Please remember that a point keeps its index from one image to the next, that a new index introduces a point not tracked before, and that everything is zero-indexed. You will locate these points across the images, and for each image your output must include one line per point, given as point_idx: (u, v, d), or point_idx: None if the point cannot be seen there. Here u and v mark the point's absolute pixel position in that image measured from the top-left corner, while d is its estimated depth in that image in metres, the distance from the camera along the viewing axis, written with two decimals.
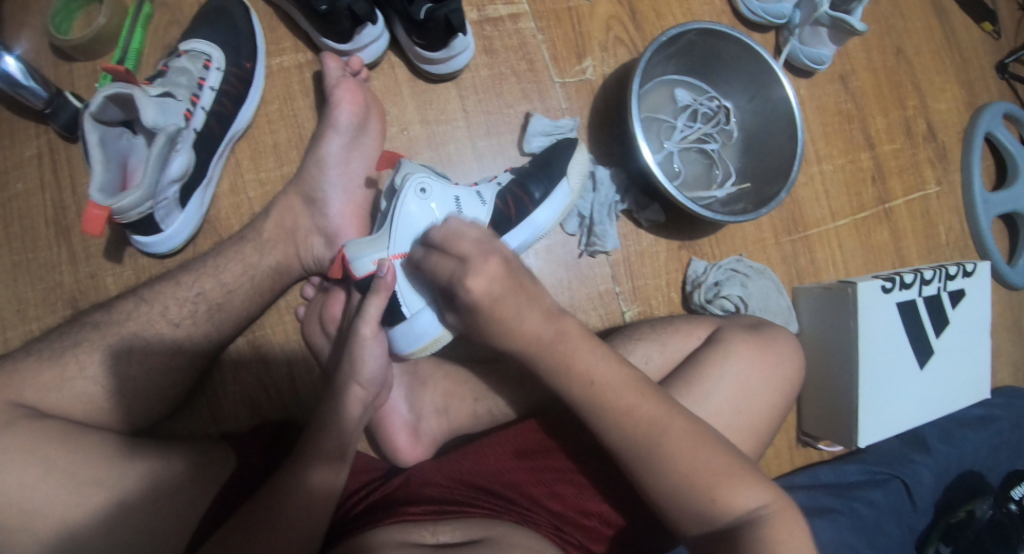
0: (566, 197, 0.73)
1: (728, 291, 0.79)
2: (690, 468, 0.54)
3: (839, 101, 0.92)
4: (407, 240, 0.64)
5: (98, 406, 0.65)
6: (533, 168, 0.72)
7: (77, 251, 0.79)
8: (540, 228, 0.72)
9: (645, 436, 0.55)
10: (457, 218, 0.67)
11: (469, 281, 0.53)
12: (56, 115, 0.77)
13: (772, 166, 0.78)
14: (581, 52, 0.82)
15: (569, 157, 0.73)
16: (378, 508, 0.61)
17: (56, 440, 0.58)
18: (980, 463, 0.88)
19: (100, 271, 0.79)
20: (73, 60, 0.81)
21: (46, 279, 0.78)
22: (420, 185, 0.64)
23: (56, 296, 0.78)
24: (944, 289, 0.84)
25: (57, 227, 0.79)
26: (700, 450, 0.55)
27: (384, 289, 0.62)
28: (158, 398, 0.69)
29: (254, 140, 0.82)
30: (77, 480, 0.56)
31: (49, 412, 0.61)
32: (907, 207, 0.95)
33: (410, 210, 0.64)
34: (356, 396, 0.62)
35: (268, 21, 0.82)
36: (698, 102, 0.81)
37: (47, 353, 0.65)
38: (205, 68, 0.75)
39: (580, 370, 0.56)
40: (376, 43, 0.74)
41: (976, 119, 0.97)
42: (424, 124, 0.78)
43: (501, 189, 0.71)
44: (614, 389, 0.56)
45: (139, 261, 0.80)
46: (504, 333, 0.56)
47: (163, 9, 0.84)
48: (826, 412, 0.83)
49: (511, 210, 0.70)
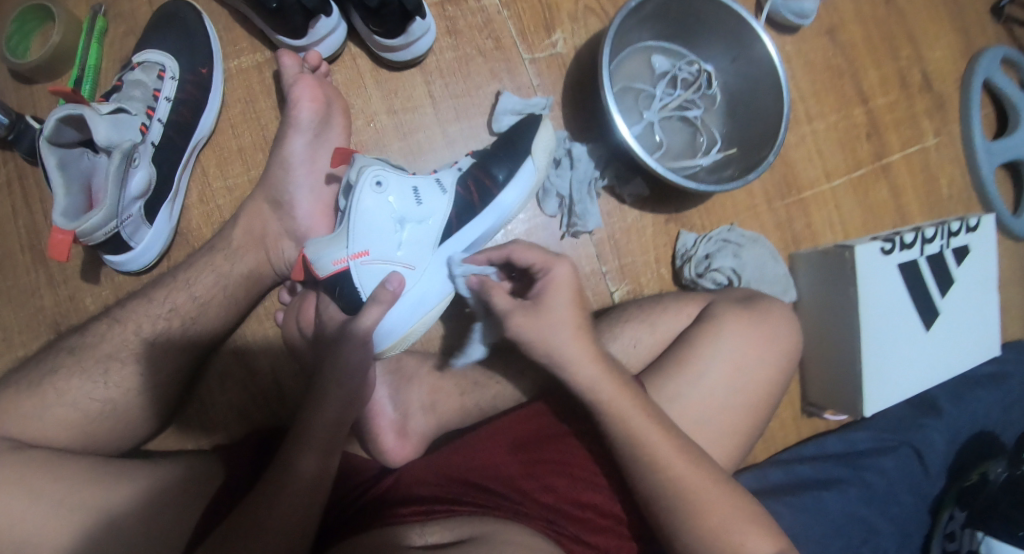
0: (534, 175, 0.70)
1: (719, 263, 0.76)
2: (712, 509, 0.55)
3: (827, 56, 0.88)
4: (368, 238, 0.62)
5: (83, 430, 0.63)
6: (495, 149, 0.70)
7: (54, 274, 0.77)
8: (506, 211, 0.70)
9: (662, 448, 0.55)
10: (417, 210, 0.64)
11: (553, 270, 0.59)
12: (19, 141, 0.73)
13: (759, 131, 0.74)
14: (550, 25, 0.78)
15: (533, 135, 0.69)
16: (366, 512, 0.59)
17: (44, 470, 0.57)
18: (993, 422, 0.85)
19: (78, 292, 0.77)
20: (34, 83, 0.79)
21: (26, 305, 0.76)
22: (375, 178, 0.61)
23: (38, 322, 0.76)
24: (947, 247, 0.81)
25: (33, 252, 0.77)
26: (720, 491, 0.56)
27: (388, 301, 0.61)
28: (142, 416, 0.67)
29: (220, 145, 0.79)
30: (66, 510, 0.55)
31: (33, 442, 0.60)
32: (905, 162, 0.91)
33: (366, 206, 0.61)
34: (334, 397, 0.58)
35: (223, 21, 0.79)
36: (677, 68, 0.77)
37: (26, 383, 0.64)
38: (160, 78, 0.73)
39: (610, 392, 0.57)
40: (333, 35, 0.71)
41: (974, 64, 0.93)
42: (391, 113, 0.75)
43: (462, 174, 0.69)
44: (641, 417, 0.56)
45: (116, 279, 0.78)
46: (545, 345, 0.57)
47: (118, 19, 0.80)
48: (830, 380, 0.80)
49: (474, 196, 0.68)
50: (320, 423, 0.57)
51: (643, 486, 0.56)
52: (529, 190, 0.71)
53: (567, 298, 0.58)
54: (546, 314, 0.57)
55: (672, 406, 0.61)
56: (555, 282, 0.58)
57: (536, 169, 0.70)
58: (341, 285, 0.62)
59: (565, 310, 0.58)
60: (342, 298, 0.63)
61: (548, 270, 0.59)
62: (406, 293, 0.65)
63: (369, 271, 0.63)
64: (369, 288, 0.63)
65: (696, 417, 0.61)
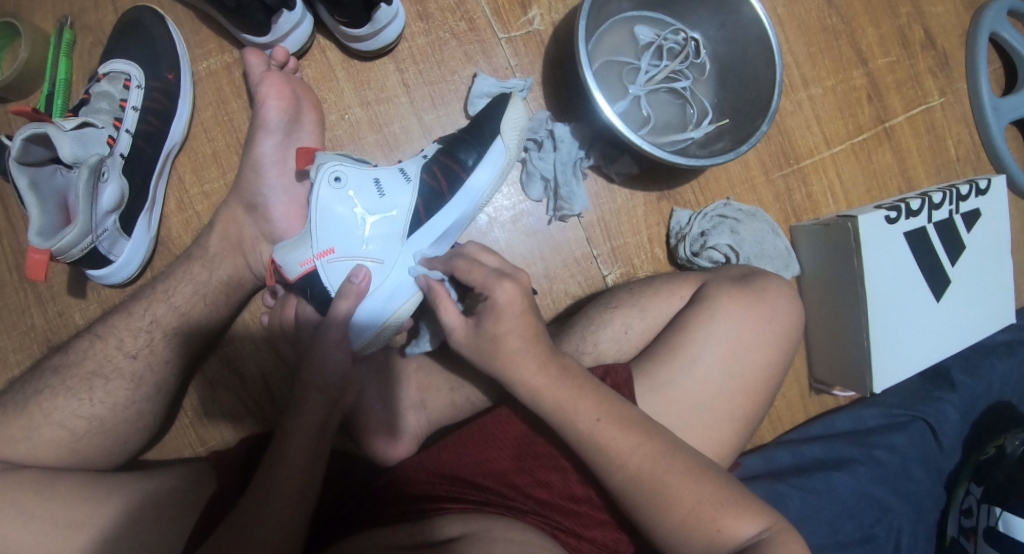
0: (503, 156, 0.67)
1: (715, 241, 0.73)
2: (691, 500, 0.51)
3: (822, 18, 0.84)
4: (331, 235, 0.60)
5: (72, 449, 0.62)
6: (462, 134, 0.67)
7: (42, 292, 0.75)
8: (478, 196, 0.67)
9: (639, 443, 0.52)
10: (381, 202, 0.61)
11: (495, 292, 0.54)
12: None
13: (751, 100, 0.71)
14: (526, 1, 0.75)
15: (501, 116, 0.67)
16: (356, 512, 0.58)
17: (35, 490, 0.56)
18: (1011, 391, 0.82)
19: (67, 308, 0.76)
20: (7, 102, 0.77)
21: (15, 325, 0.75)
22: (333, 174, 0.59)
23: (28, 340, 0.75)
24: (957, 212, 0.77)
25: (19, 272, 0.75)
26: (700, 482, 0.52)
27: (354, 296, 0.59)
28: (133, 432, 0.66)
29: (195, 150, 0.76)
30: (59, 526, 0.55)
31: (24, 463, 0.60)
32: (909, 124, 0.86)
33: (326, 203, 0.59)
34: (315, 401, 0.56)
35: (188, 22, 0.76)
36: (662, 38, 0.73)
37: (12, 406, 0.63)
38: (126, 88, 0.71)
39: (574, 397, 0.53)
40: (297, 31, 0.68)
41: (978, 17, 0.88)
42: (365, 106, 0.72)
43: (428, 161, 0.65)
44: (609, 416, 0.53)
45: (101, 293, 0.76)
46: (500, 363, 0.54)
47: (85, 31, 0.78)
48: (837, 357, 0.77)
49: (442, 184, 0.65)
50: (300, 426, 0.55)
51: (621, 488, 0.52)
52: (501, 172, 0.67)
53: (517, 322, 0.54)
54: (490, 339, 0.54)
55: (666, 393, 0.58)
56: (500, 307, 0.54)
57: (506, 149, 0.67)
58: (311, 286, 0.61)
59: (513, 335, 0.54)
60: (314, 298, 0.61)
61: (488, 293, 0.54)
62: (375, 288, 0.62)
63: (336, 268, 0.60)
64: (337, 286, 0.61)
65: (692, 403, 0.58)
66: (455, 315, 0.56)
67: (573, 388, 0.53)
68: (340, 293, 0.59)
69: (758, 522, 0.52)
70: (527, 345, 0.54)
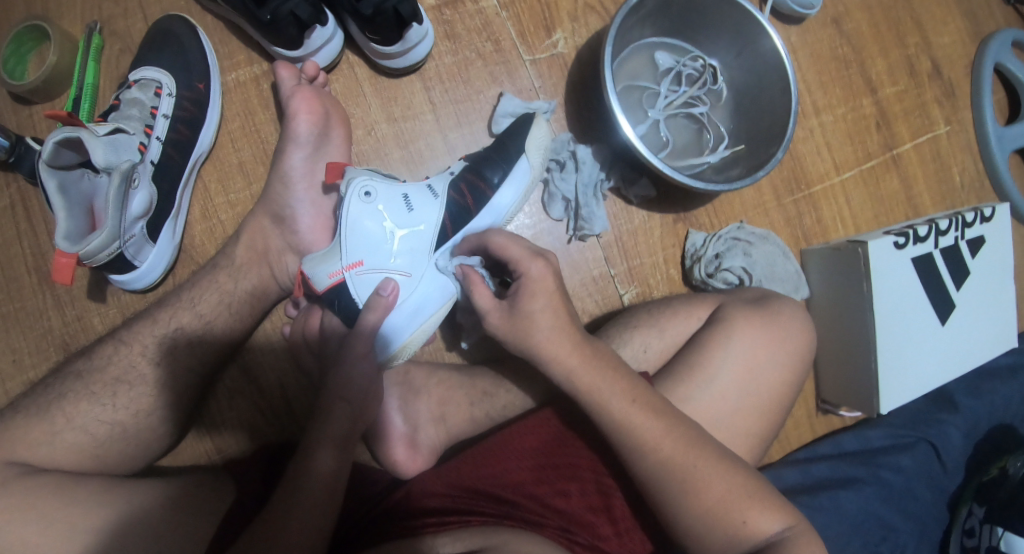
0: (527, 174, 0.69)
1: (729, 263, 0.75)
2: (719, 487, 0.53)
3: (834, 46, 0.86)
4: (360, 249, 0.62)
5: (92, 454, 0.63)
6: (488, 152, 0.68)
7: (61, 296, 0.76)
8: (503, 212, 0.69)
9: (665, 438, 0.54)
10: (409, 216, 0.63)
11: (533, 262, 0.56)
12: (19, 164, 0.72)
13: (767, 126, 0.73)
14: (550, 25, 0.77)
15: (525, 135, 0.69)
16: (378, 523, 0.59)
17: (54, 494, 0.56)
18: (1012, 414, 0.84)
19: (86, 313, 0.76)
20: (32, 104, 0.78)
21: (35, 327, 0.76)
22: (364, 189, 0.61)
23: (48, 342, 0.76)
24: (962, 238, 0.79)
25: (39, 274, 0.76)
26: (727, 473, 0.54)
27: (383, 308, 0.61)
28: (150, 437, 0.66)
29: (221, 160, 0.78)
30: (76, 531, 0.54)
31: (42, 466, 0.59)
32: (916, 151, 0.89)
33: (356, 217, 0.61)
34: (341, 413, 0.58)
35: (218, 34, 0.78)
36: (681, 64, 0.75)
37: (34, 409, 0.63)
38: (157, 95, 0.72)
39: (612, 383, 0.55)
40: (329, 45, 0.70)
41: (984, 49, 0.91)
42: (391, 122, 0.74)
43: (455, 178, 0.67)
44: (642, 405, 0.54)
45: (121, 298, 0.77)
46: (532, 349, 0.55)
47: (113, 37, 0.79)
48: (845, 379, 0.79)
49: (468, 200, 0.67)
50: (325, 437, 0.57)
51: (650, 480, 0.54)
52: (525, 189, 0.69)
53: (549, 298, 0.55)
54: (526, 316, 0.55)
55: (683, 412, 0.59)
56: (534, 282, 0.55)
57: (530, 168, 0.69)
58: (339, 298, 0.62)
59: (547, 311, 0.55)
60: (341, 310, 0.63)
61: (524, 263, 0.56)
62: (402, 301, 0.64)
63: (365, 281, 0.62)
64: (365, 298, 0.63)
65: (709, 423, 0.60)
66: (488, 298, 0.58)
67: (609, 375, 0.55)
68: (369, 305, 0.61)
69: (784, 520, 0.54)
70: (558, 328, 0.55)
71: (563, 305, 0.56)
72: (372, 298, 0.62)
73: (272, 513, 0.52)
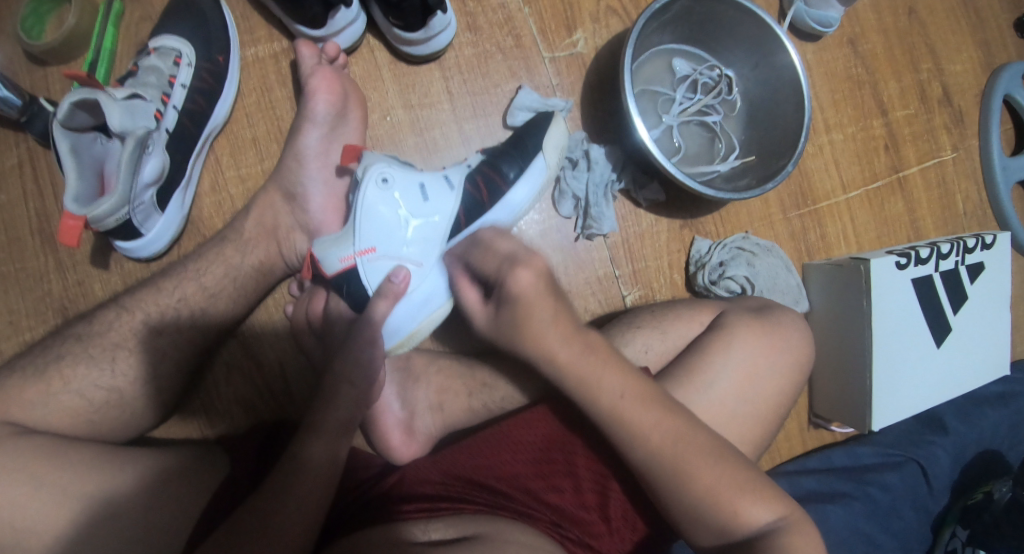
0: (544, 172, 0.69)
1: (732, 271, 0.75)
2: (709, 481, 0.53)
3: (849, 66, 0.87)
4: (374, 235, 0.62)
5: (87, 419, 0.63)
6: (506, 148, 0.69)
7: (63, 260, 0.76)
8: (517, 208, 0.69)
9: (664, 425, 0.55)
10: (424, 206, 0.64)
11: (515, 274, 0.52)
12: (31, 123, 0.73)
13: (778, 139, 0.74)
14: (571, 24, 0.78)
15: (544, 133, 0.69)
16: (371, 503, 0.59)
17: (45, 458, 0.55)
18: (1000, 441, 0.85)
19: (87, 278, 0.76)
20: (47, 65, 0.78)
21: (34, 289, 0.76)
22: (381, 175, 0.61)
23: (46, 306, 0.76)
24: (962, 263, 0.80)
25: (42, 237, 0.76)
26: (718, 464, 0.54)
27: (392, 296, 0.61)
28: (146, 407, 0.66)
29: (235, 134, 0.78)
30: (66, 495, 0.54)
31: (34, 428, 0.59)
32: (922, 176, 0.90)
33: (371, 203, 0.61)
34: (348, 396, 0.58)
35: (241, 8, 0.78)
36: (698, 72, 0.76)
37: (31, 370, 0.63)
38: (176, 64, 0.72)
39: (620, 381, 0.55)
40: (352, 27, 0.70)
41: (995, 79, 0.92)
42: (408, 108, 0.75)
43: (472, 171, 0.68)
44: (650, 400, 0.55)
45: (125, 267, 0.77)
46: (528, 343, 0.55)
47: (133, 4, 0.79)
48: (838, 395, 0.79)
49: (482, 193, 0.67)
50: (324, 424, 0.57)
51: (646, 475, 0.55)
52: (540, 187, 0.70)
53: (534, 307, 0.53)
54: (509, 322, 0.54)
55: None
56: (515, 295, 0.53)
57: (546, 166, 0.69)
58: (348, 282, 0.63)
59: (538, 318, 0.54)
60: (349, 295, 0.63)
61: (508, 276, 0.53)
62: (413, 290, 0.64)
63: (377, 268, 0.63)
64: (375, 284, 0.63)
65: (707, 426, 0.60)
66: (476, 300, 0.58)
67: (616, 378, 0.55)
68: (380, 292, 0.61)
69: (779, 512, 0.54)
70: (558, 321, 0.54)
71: (552, 306, 0.54)
72: (383, 287, 0.62)
73: (267, 490, 0.53)
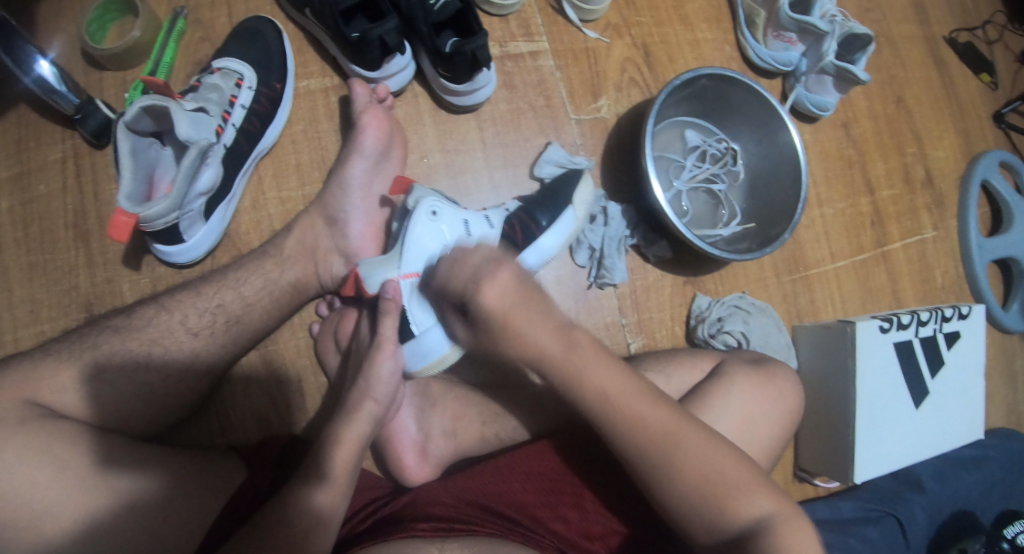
0: (572, 224, 0.76)
1: (730, 326, 0.81)
2: (707, 478, 0.56)
3: (841, 147, 0.96)
4: (418, 260, 0.68)
5: (114, 411, 0.64)
6: (540, 198, 0.76)
7: (95, 255, 0.79)
8: (546, 253, 0.75)
9: (662, 444, 0.57)
10: (466, 241, 0.70)
11: (482, 292, 0.55)
12: (84, 121, 0.78)
13: (777, 207, 0.81)
14: (597, 91, 0.86)
15: (574, 188, 0.77)
16: (386, 522, 0.62)
17: (70, 442, 0.56)
18: (973, 503, 0.90)
19: (116, 277, 0.79)
20: (103, 69, 0.83)
21: (62, 282, 0.78)
22: (431, 208, 0.68)
23: (71, 299, 0.78)
24: (940, 331, 0.87)
25: (76, 230, 0.80)
26: (710, 454, 0.57)
27: (393, 309, 0.64)
28: (173, 404, 0.69)
29: (279, 158, 0.85)
30: (90, 483, 0.55)
31: (60, 411, 0.60)
32: (904, 251, 0.98)
33: (418, 232, 0.67)
34: (369, 411, 0.62)
35: (299, 45, 0.87)
36: (707, 143, 0.84)
37: (66, 353, 0.63)
38: (237, 86, 0.79)
39: (626, 419, 0.58)
40: (402, 73, 0.78)
41: (973, 166, 1.01)
42: (444, 152, 0.82)
43: (509, 215, 0.74)
44: (657, 436, 0.57)
45: (156, 270, 0.80)
46: (514, 346, 0.57)
47: (195, 25, 0.86)
48: (822, 448, 0.84)
49: (517, 235, 0.73)
50: (343, 436, 0.61)
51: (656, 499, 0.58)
52: (568, 236, 0.76)
53: (509, 322, 0.56)
54: (491, 342, 0.59)
55: None
56: (487, 315, 0.55)
57: (575, 218, 0.76)
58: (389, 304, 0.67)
59: (524, 324, 0.56)
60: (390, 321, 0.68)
61: (478, 291, 0.55)
62: None
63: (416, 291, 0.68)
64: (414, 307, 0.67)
65: None
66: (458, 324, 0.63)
67: (634, 398, 0.58)
68: (381, 311, 0.64)
69: None
70: (541, 327, 0.57)
71: (530, 310, 0.56)
72: (379, 302, 0.64)
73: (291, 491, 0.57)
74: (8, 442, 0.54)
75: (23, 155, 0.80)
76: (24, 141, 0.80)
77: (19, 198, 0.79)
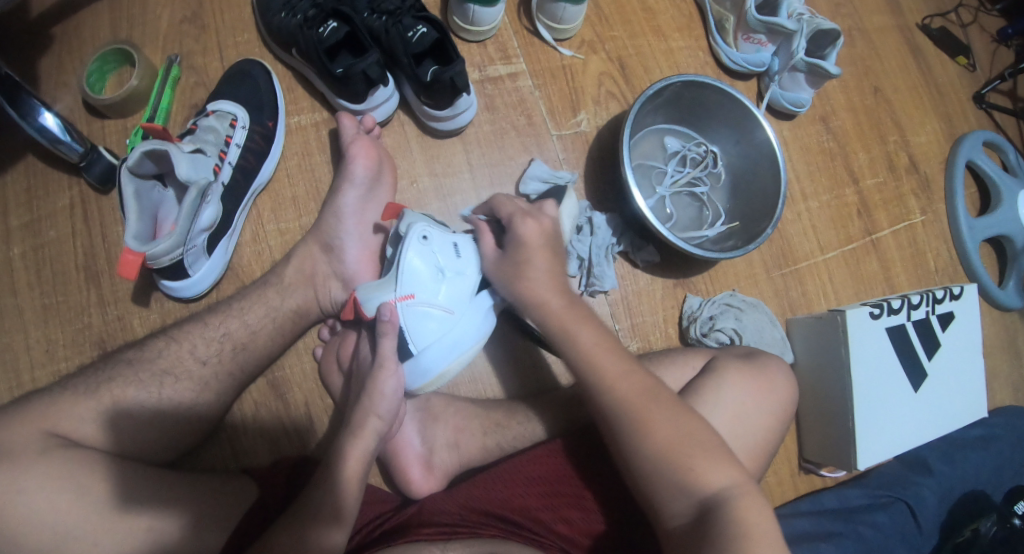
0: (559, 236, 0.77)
1: (721, 324, 0.83)
2: (675, 452, 0.59)
3: (821, 140, 0.98)
4: (412, 283, 0.69)
5: (132, 438, 0.66)
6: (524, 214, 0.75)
7: (106, 294, 0.83)
8: None
9: (636, 403, 0.61)
10: (456, 262, 0.72)
11: (522, 223, 0.70)
12: (89, 167, 0.82)
13: (759, 205, 0.83)
14: (576, 106, 0.89)
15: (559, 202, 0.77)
16: (395, 530, 0.64)
17: (89, 470, 0.59)
18: (983, 483, 0.90)
19: (127, 314, 0.83)
20: (105, 118, 0.87)
21: (75, 321, 0.82)
22: (422, 233, 0.70)
23: (85, 337, 0.82)
24: (933, 313, 0.88)
25: (86, 271, 0.83)
26: (676, 425, 0.60)
27: (391, 331, 0.66)
28: (187, 431, 0.71)
29: (275, 192, 0.88)
30: (111, 506, 0.58)
31: (80, 442, 0.62)
32: (893, 237, 0.99)
33: (410, 256, 0.69)
34: (373, 426, 0.64)
35: (288, 84, 0.90)
36: (687, 148, 0.87)
37: (82, 388, 0.66)
38: (231, 126, 0.82)
39: (604, 378, 0.62)
40: (387, 103, 0.82)
41: (956, 149, 1.03)
42: (432, 176, 0.85)
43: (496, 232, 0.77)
44: (633, 397, 0.61)
45: (165, 305, 0.83)
46: (518, 285, 0.68)
47: (189, 70, 0.90)
48: (824, 437, 0.85)
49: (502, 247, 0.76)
50: (350, 451, 0.63)
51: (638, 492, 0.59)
52: None
53: (533, 252, 0.68)
54: (507, 276, 0.69)
55: None
56: (520, 238, 0.69)
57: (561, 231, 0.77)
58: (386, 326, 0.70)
59: (535, 264, 0.68)
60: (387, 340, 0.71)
61: (515, 222, 0.70)
62: (441, 336, 0.71)
63: (412, 313, 0.70)
64: (410, 327, 0.70)
65: None
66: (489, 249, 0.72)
67: (609, 358, 0.64)
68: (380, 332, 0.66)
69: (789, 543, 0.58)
70: (549, 273, 0.68)
71: (547, 256, 0.69)
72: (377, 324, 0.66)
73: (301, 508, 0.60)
74: (31, 471, 0.57)
75: (33, 203, 0.84)
76: (34, 191, 0.84)
77: (31, 244, 0.83)
